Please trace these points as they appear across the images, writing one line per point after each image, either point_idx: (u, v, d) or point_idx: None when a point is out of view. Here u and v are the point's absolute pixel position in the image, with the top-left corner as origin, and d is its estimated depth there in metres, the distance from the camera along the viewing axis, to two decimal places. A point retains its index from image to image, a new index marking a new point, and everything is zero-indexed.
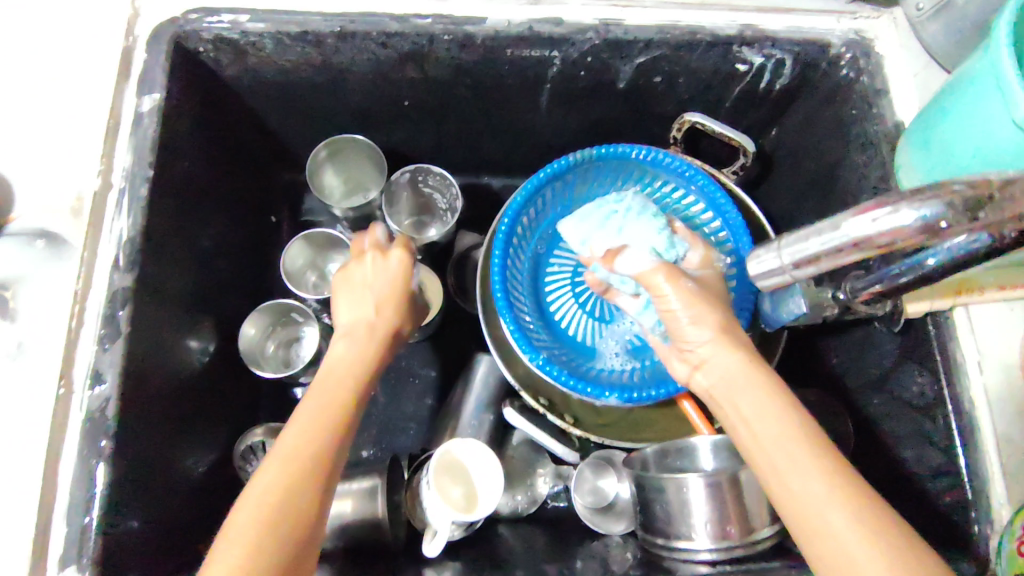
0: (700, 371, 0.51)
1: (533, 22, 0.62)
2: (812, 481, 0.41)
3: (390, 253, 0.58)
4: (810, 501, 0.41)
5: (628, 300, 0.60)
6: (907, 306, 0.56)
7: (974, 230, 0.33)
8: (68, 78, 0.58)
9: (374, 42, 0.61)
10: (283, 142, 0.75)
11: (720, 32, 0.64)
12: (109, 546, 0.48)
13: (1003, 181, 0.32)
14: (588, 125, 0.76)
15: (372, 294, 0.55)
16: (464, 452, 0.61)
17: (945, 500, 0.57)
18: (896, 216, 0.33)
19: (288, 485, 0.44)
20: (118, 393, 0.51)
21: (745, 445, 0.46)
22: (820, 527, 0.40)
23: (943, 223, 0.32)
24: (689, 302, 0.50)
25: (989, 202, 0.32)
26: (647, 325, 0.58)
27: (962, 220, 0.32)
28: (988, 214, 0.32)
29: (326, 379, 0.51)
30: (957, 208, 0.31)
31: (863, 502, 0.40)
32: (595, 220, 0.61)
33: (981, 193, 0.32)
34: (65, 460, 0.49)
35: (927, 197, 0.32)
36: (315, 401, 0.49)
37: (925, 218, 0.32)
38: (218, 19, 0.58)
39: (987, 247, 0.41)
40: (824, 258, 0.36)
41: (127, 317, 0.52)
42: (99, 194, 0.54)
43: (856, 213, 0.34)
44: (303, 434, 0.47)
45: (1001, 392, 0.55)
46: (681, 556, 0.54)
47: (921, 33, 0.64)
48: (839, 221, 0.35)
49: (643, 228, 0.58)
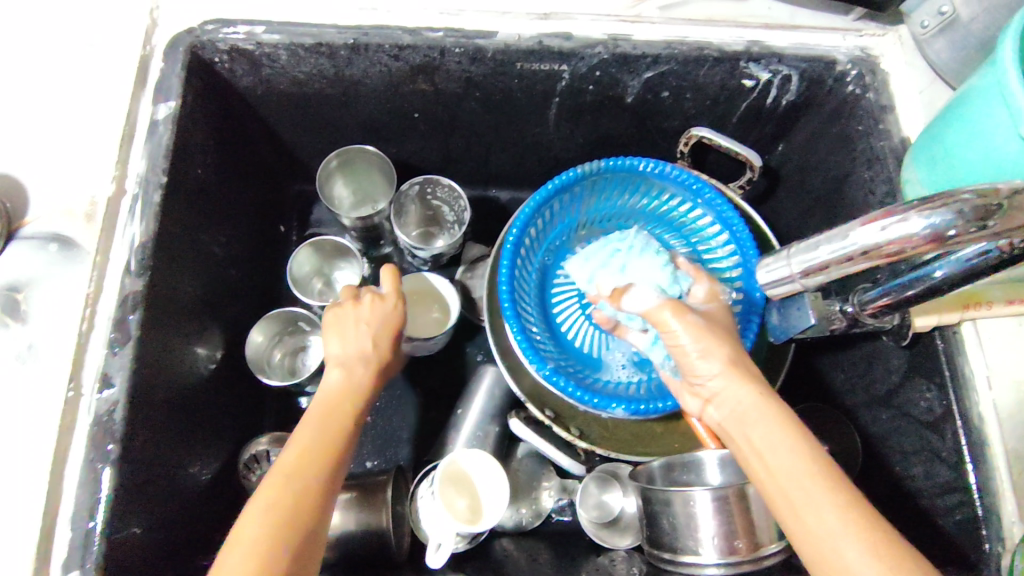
0: (712, 404, 0.50)
1: (543, 36, 0.63)
2: (829, 516, 0.42)
3: (387, 295, 0.57)
4: (827, 537, 0.41)
5: (636, 336, 0.58)
6: (915, 320, 0.56)
7: (986, 239, 0.33)
8: (84, 84, 0.59)
9: (387, 54, 0.62)
10: (293, 152, 0.75)
11: (727, 48, 0.65)
12: (113, 551, 0.48)
13: (1013, 190, 0.32)
14: (595, 139, 0.77)
15: (370, 329, 0.55)
16: (469, 463, 0.61)
17: (956, 518, 0.57)
18: (903, 225, 0.33)
19: (284, 511, 0.44)
20: (126, 397, 0.50)
21: (759, 478, 0.46)
22: (838, 562, 0.41)
23: (952, 231, 0.32)
24: (697, 336, 0.49)
25: (999, 209, 0.32)
26: (656, 360, 0.57)
27: (972, 229, 0.32)
28: (998, 223, 0.31)
29: (326, 408, 0.51)
30: (965, 215, 0.31)
31: (878, 534, 0.40)
32: (600, 258, 0.64)
33: (989, 200, 0.32)
34: (72, 463, 0.48)
35: (936, 206, 0.32)
36: (318, 427, 0.49)
37: (934, 226, 0.32)
38: (234, 30, 0.59)
39: (993, 259, 0.42)
40: (832, 266, 0.36)
41: (137, 321, 0.52)
42: (113, 199, 0.55)
43: (864, 222, 0.34)
44: (301, 463, 0.47)
45: (1009, 407, 0.55)
46: (689, 571, 0.53)
47: (927, 51, 0.65)
48: (847, 230, 0.35)
49: (646, 265, 0.61)
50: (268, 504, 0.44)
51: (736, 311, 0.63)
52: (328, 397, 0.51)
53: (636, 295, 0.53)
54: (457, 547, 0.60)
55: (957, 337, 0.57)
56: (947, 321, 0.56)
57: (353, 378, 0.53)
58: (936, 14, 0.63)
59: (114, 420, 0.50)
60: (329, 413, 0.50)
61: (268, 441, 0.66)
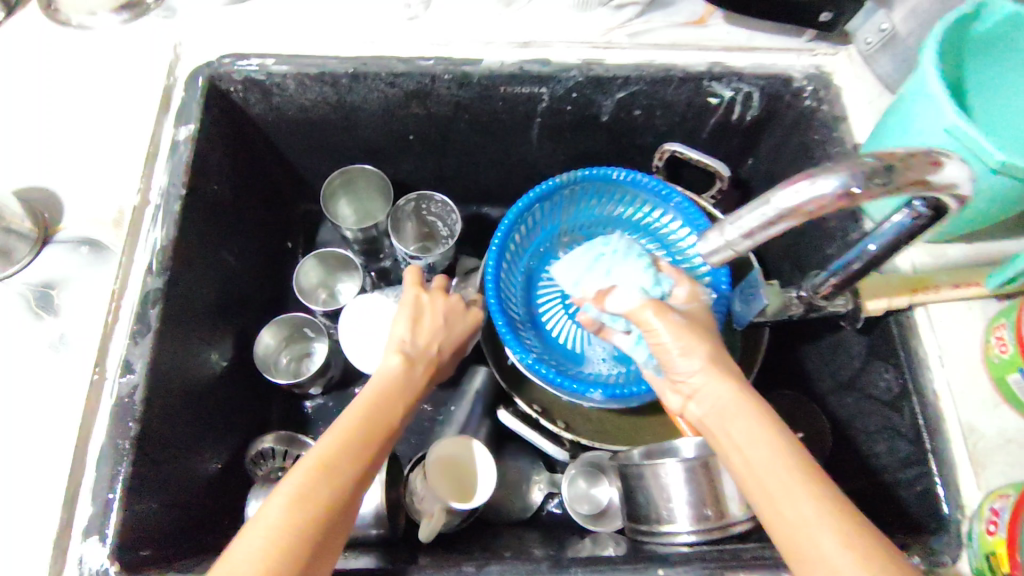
0: (693, 400, 0.54)
1: (523, 62, 0.70)
2: (803, 503, 0.44)
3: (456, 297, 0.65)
4: (801, 522, 0.43)
5: (621, 337, 0.63)
6: (867, 303, 0.60)
7: (890, 196, 0.37)
8: (113, 107, 0.66)
9: (383, 81, 0.70)
10: (301, 173, 0.83)
11: (691, 68, 0.71)
12: (128, 519, 0.52)
13: (905, 154, 0.37)
14: (577, 156, 0.84)
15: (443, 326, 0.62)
16: (457, 447, 0.65)
17: (919, 490, 0.60)
18: (812, 187, 0.37)
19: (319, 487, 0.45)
20: (145, 381, 0.56)
21: (739, 469, 0.49)
22: (810, 545, 0.42)
23: (855, 190, 0.36)
24: (676, 335, 0.55)
25: (892, 167, 0.36)
26: (639, 358, 0.61)
27: (874, 185, 0.36)
28: (890, 179, 0.36)
29: (396, 390, 0.54)
30: (860, 174, 0.35)
31: (856, 530, 0.42)
32: (585, 263, 0.68)
33: (887, 161, 0.36)
34: (96, 439, 0.54)
35: (838, 167, 0.37)
36: (371, 408, 0.52)
37: (838, 186, 0.37)
38: (247, 63, 0.67)
39: (907, 233, 0.45)
40: (755, 231, 0.41)
41: (156, 314, 0.58)
42: (138, 208, 0.61)
43: (781, 187, 0.39)
44: (364, 436, 0.50)
45: (962, 385, 0.60)
46: (662, 542, 0.57)
47: (874, 66, 0.71)
48: (767, 195, 0.40)
49: (629, 269, 0.64)
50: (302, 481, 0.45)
51: None
52: (394, 377, 0.55)
53: (618, 296, 0.59)
54: (452, 525, 0.65)
55: (911, 321, 0.62)
56: (898, 306, 0.61)
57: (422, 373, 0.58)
58: (877, 32, 0.70)
59: (134, 402, 0.55)
60: (396, 394, 0.54)
61: (272, 440, 0.70)
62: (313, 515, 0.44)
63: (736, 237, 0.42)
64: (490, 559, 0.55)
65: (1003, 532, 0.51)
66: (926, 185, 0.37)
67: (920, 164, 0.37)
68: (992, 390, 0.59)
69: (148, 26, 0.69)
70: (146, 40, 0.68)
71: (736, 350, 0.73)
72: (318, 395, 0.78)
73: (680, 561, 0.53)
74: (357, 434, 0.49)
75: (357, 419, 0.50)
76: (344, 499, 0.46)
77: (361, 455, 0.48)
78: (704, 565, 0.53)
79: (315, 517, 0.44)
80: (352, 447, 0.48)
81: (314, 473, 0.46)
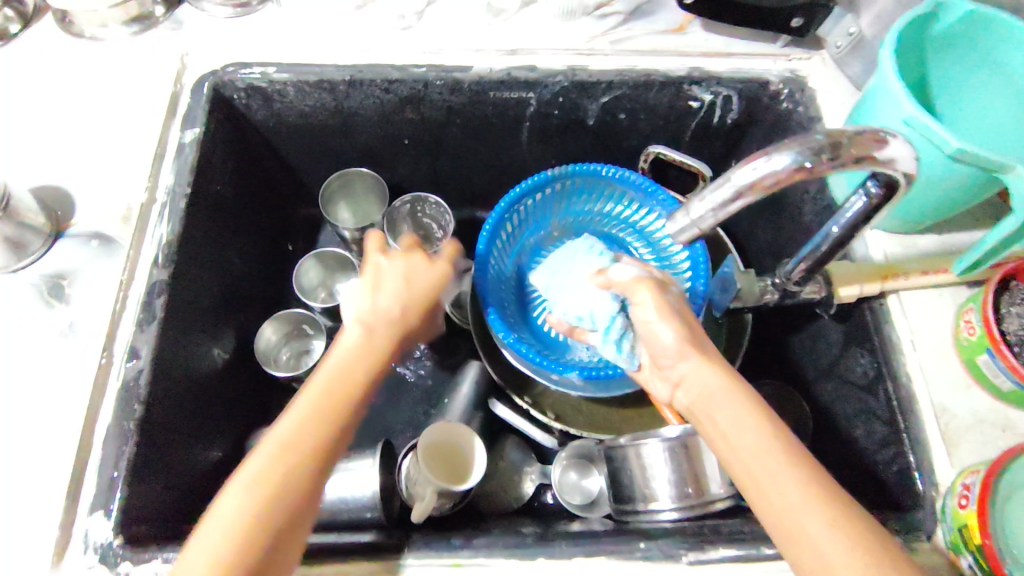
0: (681, 388, 0.54)
1: (511, 68, 0.74)
2: (789, 490, 0.44)
3: (416, 257, 0.62)
4: (790, 510, 0.44)
5: (593, 336, 0.65)
6: (839, 291, 0.63)
7: (842, 170, 0.41)
8: (123, 112, 0.70)
9: (379, 88, 0.74)
10: (301, 177, 0.86)
11: (672, 73, 0.75)
12: (131, 497, 0.55)
13: (854, 132, 0.41)
14: (565, 159, 0.87)
15: (405, 289, 0.59)
16: (444, 436, 0.69)
17: (895, 469, 0.62)
18: (768, 162, 0.41)
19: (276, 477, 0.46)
20: (150, 366, 0.59)
21: (725, 456, 0.49)
22: (799, 531, 0.43)
23: (808, 163, 0.40)
24: (663, 316, 0.55)
25: (841, 143, 0.40)
26: (608, 355, 0.62)
27: (824, 160, 0.40)
28: (840, 153, 0.40)
29: (357, 363, 0.52)
30: (813, 148, 0.39)
31: (841, 513, 0.43)
32: (554, 264, 0.73)
33: (835, 138, 0.40)
34: (102, 420, 0.56)
35: (791, 144, 0.40)
36: (331, 390, 0.50)
37: (794, 161, 0.40)
38: (250, 71, 0.71)
39: (863, 214, 0.49)
40: (718, 209, 0.43)
41: (161, 304, 0.61)
42: (146, 205, 0.65)
43: (740, 165, 0.41)
44: (321, 417, 0.49)
45: (935, 366, 0.62)
46: (643, 520, 0.60)
47: (845, 69, 0.75)
48: (727, 174, 0.42)
49: (591, 264, 0.68)
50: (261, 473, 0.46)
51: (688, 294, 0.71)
52: (351, 354, 0.53)
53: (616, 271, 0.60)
54: (441, 510, 0.67)
55: (884, 308, 0.65)
56: (870, 293, 0.63)
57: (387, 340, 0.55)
58: (846, 35, 0.73)
59: (139, 385, 0.58)
60: (355, 366, 0.52)
61: None
62: (273, 505, 0.45)
63: (700, 216, 0.44)
64: (478, 534, 0.57)
65: (974, 503, 0.53)
66: (868, 161, 0.41)
67: (868, 140, 0.41)
68: (964, 372, 0.61)
69: (157, 38, 0.73)
70: (156, 50, 0.73)
71: (722, 340, 0.76)
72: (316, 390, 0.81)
73: (660, 535, 0.55)
74: (311, 416, 0.49)
75: (311, 402, 0.49)
76: (303, 483, 0.47)
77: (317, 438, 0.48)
78: (683, 539, 0.55)
79: (275, 504, 0.45)
80: (306, 429, 0.48)
81: (274, 466, 0.46)
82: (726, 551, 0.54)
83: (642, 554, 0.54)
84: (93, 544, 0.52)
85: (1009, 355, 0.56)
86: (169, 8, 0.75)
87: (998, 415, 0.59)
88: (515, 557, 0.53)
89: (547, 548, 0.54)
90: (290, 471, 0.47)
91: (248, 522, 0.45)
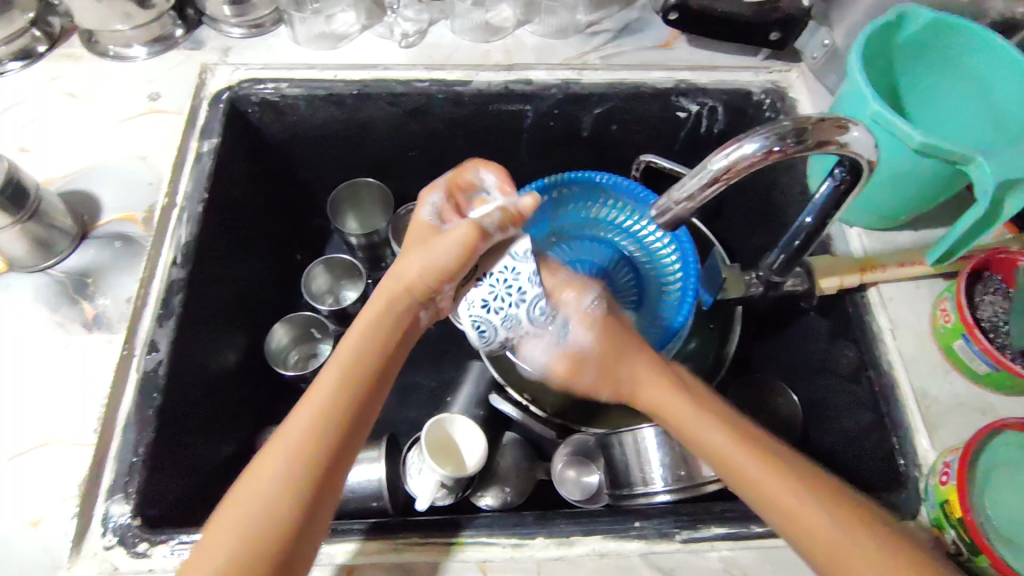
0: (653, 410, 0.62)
1: (509, 82, 0.79)
2: (780, 487, 0.51)
3: (433, 202, 0.60)
4: (774, 498, 0.51)
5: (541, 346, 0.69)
6: (822, 283, 0.66)
7: (807, 152, 0.47)
8: (145, 124, 0.74)
9: (385, 101, 0.78)
10: (309, 188, 0.90)
11: (659, 85, 0.79)
12: (149, 481, 0.58)
13: (816, 119, 0.47)
14: (561, 169, 0.91)
15: (414, 245, 0.58)
16: (442, 429, 0.71)
17: (880, 454, 0.64)
18: (740, 150, 0.47)
19: (262, 511, 0.47)
20: (168, 359, 0.62)
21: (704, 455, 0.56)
22: (789, 515, 0.50)
23: (776, 147, 0.46)
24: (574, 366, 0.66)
25: (807, 129, 0.46)
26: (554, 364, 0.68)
27: (791, 144, 0.47)
28: (805, 136, 0.46)
29: (345, 365, 0.53)
30: (779, 133, 0.46)
31: (835, 504, 0.49)
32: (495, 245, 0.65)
33: (801, 125, 0.47)
34: (123, 408, 0.60)
35: (760, 132, 0.47)
36: (308, 417, 0.51)
37: (764, 145, 0.46)
38: (265, 86, 0.76)
39: (834, 200, 0.54)
40: (697, 193, 0.49)
41: (179, 302, 0.65)
42: (165, 210, 0.69)
43: (716, 152, 0.48)
44: (299, 442, 0.49)
45: (915, 354, 0.65)
46: (641, 501, 0.64)
47: (823, 80, 0.78)
48: (705, 161, 0.48)
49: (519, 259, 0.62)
50: (250, 509, 0.47)
51: (679, 289, 0.76)
52: (332, 377, 0.53)
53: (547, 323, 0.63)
54: (440, 501, 0.67)
55: (865, 301, 0.68)
56: (849, 284, 0.66)
57: (380, 332, 0.56)
58: (820, 47, 0.77)
59: (158, 375, 0.61)
60: (341, 369, 0.53)
61: None
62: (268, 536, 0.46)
63: (681, 200, 0.50)
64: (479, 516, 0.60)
65: (953, 479, 0.55)
66: (831, 147, 0.48)
67: (829, 127, 0.47)
68: (941, 358, 0.64)
69: (177, 57, 0.78)
70: (178, 67, 0.78)
71: (710, 352, 0.81)
72: None
73: (654, 514, 0.58)
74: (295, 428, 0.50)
75: (298, 416, 0.51)
76: (290, 494, 0.48)
77: (306, 444, 0.49)
78: (676, 518, 0.57)
79: (266, 532, 0.46)
80: (290, 442, 0.49)
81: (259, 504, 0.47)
82: (718, 529, 0.56)
83: (637, 533, 0.56)
84: (112, 525, 0.55)
85: (983, 340, 0.59)
86: (189, 30, 0.80)
87: (976, 399, 0.62)
88: (515, 537, 0.56)
89: (546, 527, 0.56)
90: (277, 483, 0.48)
91: (248, 549, 0.46)
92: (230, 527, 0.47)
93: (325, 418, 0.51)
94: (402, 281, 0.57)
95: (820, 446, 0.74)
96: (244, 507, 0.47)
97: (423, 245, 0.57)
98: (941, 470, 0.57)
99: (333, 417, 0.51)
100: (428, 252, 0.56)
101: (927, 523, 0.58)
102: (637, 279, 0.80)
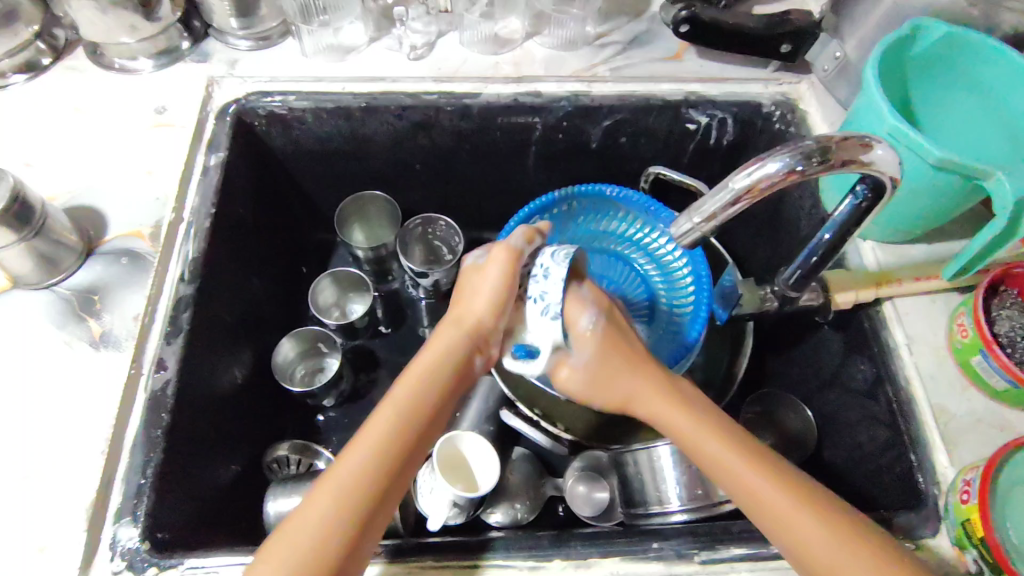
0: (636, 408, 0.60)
1: (517, 95, 0.78)
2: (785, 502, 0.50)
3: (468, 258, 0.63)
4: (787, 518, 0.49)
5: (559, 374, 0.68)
6: (837, 297, 0.65)
7: (830, 171, 0.47)
8: (151, 137, 0.74)
9: (392, 114, 0.77)
10: (315, 201, 0.89)
11: (669, 98, 0.78)
12: (157, 504, 0.56)
13: (840, 138, 0.47)
14: (570, 180, 0.91)
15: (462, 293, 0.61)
16: (457, 445, 0.70)
17: (897, 471, 0.64)
18: (763, 169, 0.47)
19: (314, 544, 0.46)
20: (176, 378, 0.61)
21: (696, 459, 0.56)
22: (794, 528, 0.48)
23: (799, 166, 0.46)
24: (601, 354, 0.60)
25: (832, 148, 0.47)
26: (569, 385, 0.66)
27: (813, 164, 0.46)
28: (828, 155, 0.46)
29: (403, 404, 0.52)
30: (801, 153, 0.46)
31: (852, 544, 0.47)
32: None
33: (825, 144, 0.47)
34: (131, 428, 0.59)
35: (782, 151, 0.47)
36: (366, 452, 0.49)
37: (786, 164, 0.46)
38: (272, 99, 0.75)
39: (856, 214, 0.53)
40: (718, 213, 0.49)
41: (187, 319, 0.64)
42: (172, 225, 0.68)
43: (737, 171, 0.47)
44: (355, 475, 0.48)
45: (931, 370, 0.64)
46: (658, 521, 0.64)
47: (833, 92, 0.78)
48: (726, 179, 0.48)
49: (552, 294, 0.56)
50: (301, 535, 0.46)
51: (693, 304, 0.75)
52: (395, 415, 0.51)
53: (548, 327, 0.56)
54: (452, 520, 0.66)
55: (880, 316, 0.67)
56: (864, 298, 0.66)
57: (439, 367, 0.55)
58: (832, 59, 0.76)
59: (166, 394, 0.60)
60: (399, 406, 0.52)
61: (287, 449, 0.74)
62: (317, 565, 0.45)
63: (700, 220, 0.49)
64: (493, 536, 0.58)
65: (976, 498, 0.54)
66: (854, 166, 0.48)
67: (852, 146, 0.47)
68: (959, 373, 0.64)
69: (183, 70, 0.78)
70: (186, 80, 0.77)
71: (722, 366, 0.81)
72: (330, 407, 0.83)
73: (672, 535, 0.57)
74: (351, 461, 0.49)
75: (359, 445, 0.50)
76: (345, 522, 0.47)
77: (355, 484, 0.48)
78: (694, 539, 0.56)
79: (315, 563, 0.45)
80: (343, 478, 0.48)
81: (312, 534, 0.46)
82: (738, 550, 0.55)
83: (655, 554, 0.55)
84: (120, 549, 0.53)
85: (1001, 355, 0.58)
86: (195, 42, 0.79)
87: (994, 415, 0.62)
88: (531, 559, 0.55)
89: (563, 548, 0.55)
90: (328, 514, 0.47)
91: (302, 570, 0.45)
92: (281, 550, 0.46)
93: (382, 454, 0.50)
94: (457, 321, 0.58)
95: (836, 460, 0.73)
96: (295, 533, 0.46)
97: (470, 288, 0.60)
98: (962, 489, 0.56)
99: (391, 456, 0.50)
100: (473, 291, 0.59)
101: (948, 542, 0.57)
102: (649, 293, 0.79)
